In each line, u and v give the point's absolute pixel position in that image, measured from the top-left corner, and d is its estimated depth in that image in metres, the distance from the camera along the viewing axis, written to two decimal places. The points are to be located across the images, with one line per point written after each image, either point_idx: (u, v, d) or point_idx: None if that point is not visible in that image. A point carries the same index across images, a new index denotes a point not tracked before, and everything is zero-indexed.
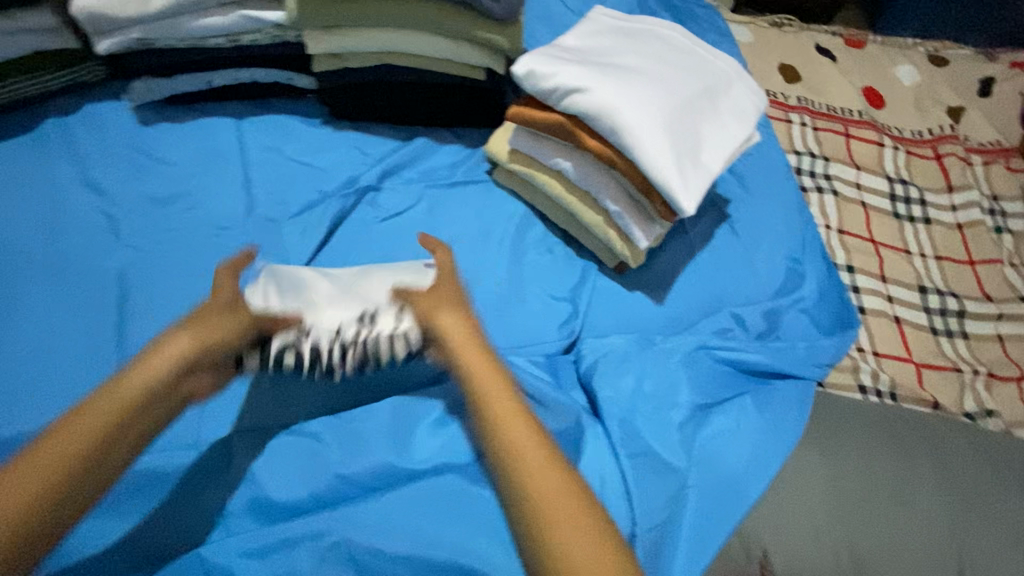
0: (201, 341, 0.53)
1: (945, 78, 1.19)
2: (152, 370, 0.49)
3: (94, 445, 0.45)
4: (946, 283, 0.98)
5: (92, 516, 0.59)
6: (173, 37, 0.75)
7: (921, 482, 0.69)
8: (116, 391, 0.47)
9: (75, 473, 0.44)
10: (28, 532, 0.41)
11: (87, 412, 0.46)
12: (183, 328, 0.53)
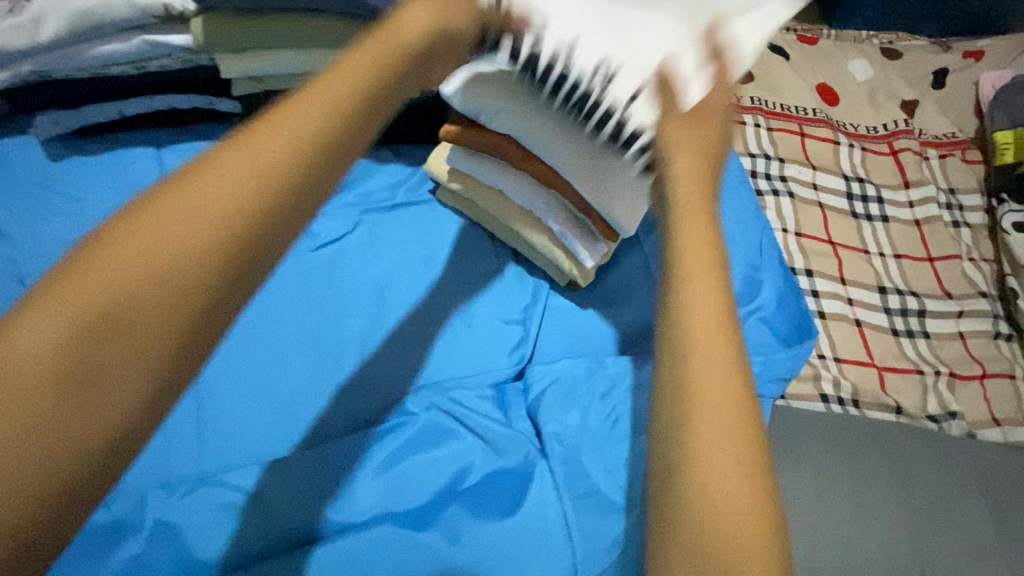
0: (294, 140, 0.36)
1: (899, 70, 1.17)
2: (207, 211, 0.32)
3: (135, 291, 0.30)
4: (906, 282, 0.97)
5: None
6: (73, 67, 0.69)
7: (879, 495, 0.67)
8: (172, 217, 0.32)
9: (158, 354, 0.30)
10: (59, 449, 0.28)
11: (138, 249, 0.31)
12: (267, 121, 0.37)
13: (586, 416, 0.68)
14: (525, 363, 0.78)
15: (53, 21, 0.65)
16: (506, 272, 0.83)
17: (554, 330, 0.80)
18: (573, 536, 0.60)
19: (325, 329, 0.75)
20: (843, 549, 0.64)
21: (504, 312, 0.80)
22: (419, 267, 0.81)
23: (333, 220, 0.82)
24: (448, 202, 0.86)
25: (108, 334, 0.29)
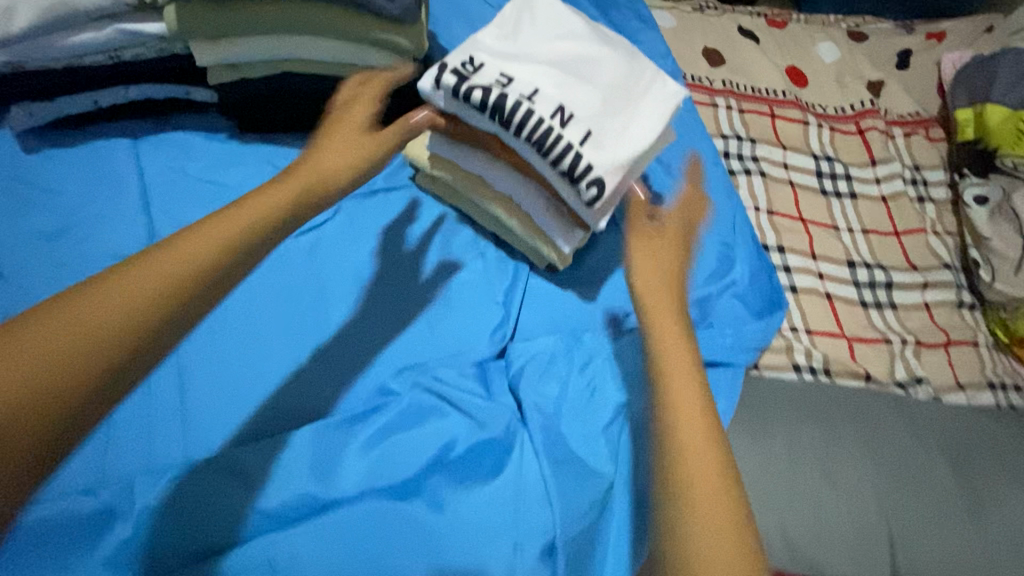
0: (235, 231, 0.46)
1: (865, 52, 1.20)
2: (171, 269, 0.41)
3: (114, 324, 0.38)
4: (874, 256, 1.00)
5: None
6: (46, 58, 0.70)
7: (848, 458, 0.70)
8: (135, 274, 0.40)
9: (98, 397, 0.37)
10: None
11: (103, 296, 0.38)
12: None
13: (564, 390, 0.71)
14: (506, 344, 0.78)
15: (25, 11, 0.66)
16: (487, 255, 0.85)
17: (536, 309, 0.82)
18: (553, 500, 0.63)
19: (307, 314, 0.76)
20: (816, 510, 0.66)
21: (485, 295, 0.82)
22: (398, 253, 0.83)
23: None
24: (427, 187, 0.87)
25: (109, 349, 0.37)
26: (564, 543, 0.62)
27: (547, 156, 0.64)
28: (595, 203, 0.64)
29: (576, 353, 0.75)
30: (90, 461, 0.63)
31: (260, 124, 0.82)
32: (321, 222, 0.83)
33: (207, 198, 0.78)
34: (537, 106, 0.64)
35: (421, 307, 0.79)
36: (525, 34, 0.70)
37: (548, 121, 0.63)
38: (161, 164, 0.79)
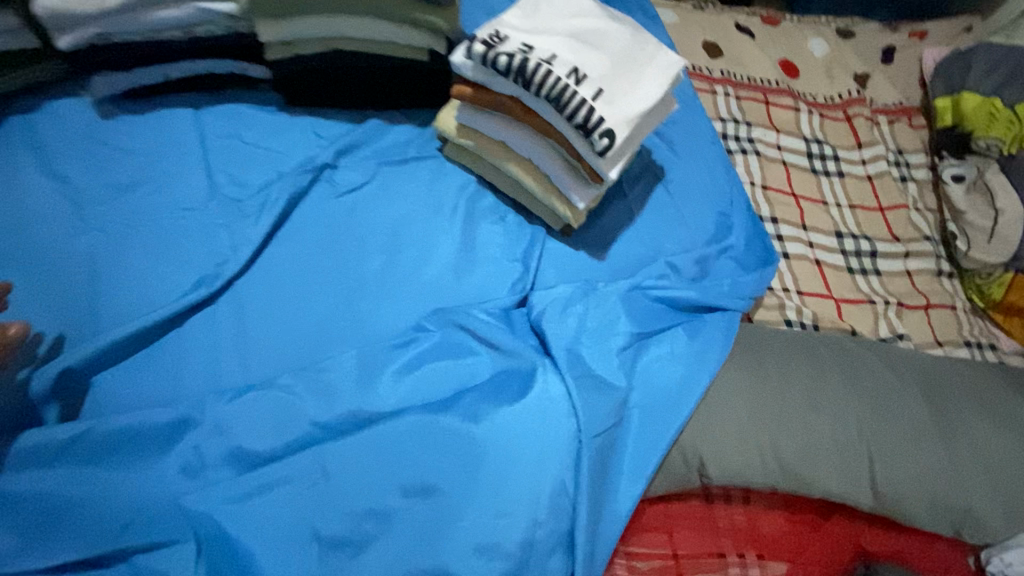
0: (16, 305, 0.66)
1: (852, 47, 1.31)
2: None
3: None
4: (859, 228, 1.09)
5: (67, 470, 0.62)
6: (131, 31, 0.81)
7: (832, 388, 0.78)
8: None
9: None
10: None
11: None
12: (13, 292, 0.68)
13: (583, 321, 0.78)
14: (525, 293, 0.85)
15: None
16: (507, 218, 0.93)
17: (552, 265, 0.90)
18: (577, 410, 0.70)
19: (347, 261, 0.84)
20: (802, 430, 0.74)
21: (505, 252, 0.89)
22: (428, 212, 0.90)
23: (352, 170, 0.91)
24: (454, 158, 0.96)
25: None
26: (588, 443, 0.68)
27: (565, 112, 0.73)
28: (607, 152, 0.73)
29: (592, 296, 0.81)
30: (163, 379, 0.71)
31: (306, 98, 0.93)
32: (359, 184, 0.90)
33: (259, 161, 0.88)
34: (556, 69, 0.74)
35: (448, 258, 0.87)
36: (544, 13, 0.80)
37: (565, 80, 0.73)
38: (220, 131, 0.89)
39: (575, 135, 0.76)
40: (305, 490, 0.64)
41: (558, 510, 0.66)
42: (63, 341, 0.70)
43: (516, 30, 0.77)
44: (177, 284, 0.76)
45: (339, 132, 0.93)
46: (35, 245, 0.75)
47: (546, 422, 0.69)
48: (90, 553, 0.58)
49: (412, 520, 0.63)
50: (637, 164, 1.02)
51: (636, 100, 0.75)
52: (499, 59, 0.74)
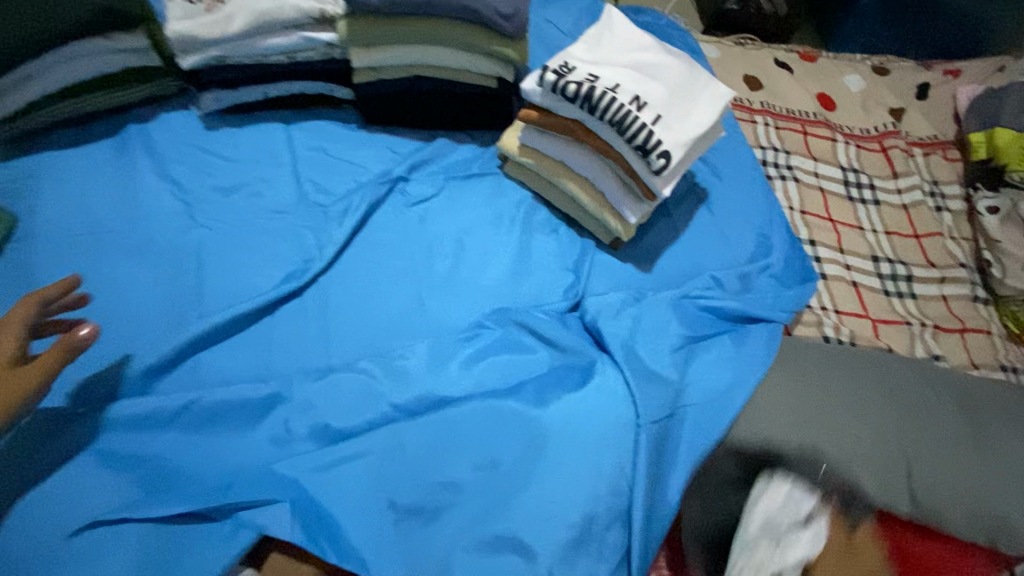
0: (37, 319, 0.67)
1: (888, 83, 1.37)
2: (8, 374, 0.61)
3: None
4: (895, 253, 1.14)
5: (175, 433, 0.69)
6: (244, 54, 0.91)
7: (868, 394, 0.82)
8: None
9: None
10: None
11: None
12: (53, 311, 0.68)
13: (636, 322, 0.85)
14: (579, 299, 0.92)
15: (241, 18, 0.87)
16: (560, 231, 1.00)
17: (603, 275, 0.96)
18: (635, 396, 0.76)
19: (417, 263, 0.92)
20: (845, 428, 0.78)
21: (559, 262, 0.96)
22: (490, 223, 0.98)
23: (421, 184, 1.00)
24: (513, 176, 1.04)
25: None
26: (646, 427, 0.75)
27: (626, 134, 0.82)
28: (662, 171, 0.82)
29: (642, 302, 0.89)
30: (256, 359, 0.79)
31: (383, 117, 1.02)
32: (428, 196, 0.99)
33: (341, 171, 0.98)
34: (620, 96, 0.82)
35: (509, 264, 0.94)
36: (606, 47, 0.89)
37: (628, 106, 0.82)
38: (307, 144, 0.99)
39: (633, 155, 0.84)
40: (382, 464, 0.70)
41: (615, 490, 0.71)
42: (173, 321, 0.79)
43: (583, 61, 0.86)
44: (271, 277, 0.85)
45: (411, 149, 1.02)
46: (149, 238, 0.85)
47: (604, 408, 0.75)
48: (197, 510, 0.63)
49: (485, 491, 0.69)
50: (681, 186, 1.09)
51: (691, 126, 0.83)
52: (567, 88, 0.83)
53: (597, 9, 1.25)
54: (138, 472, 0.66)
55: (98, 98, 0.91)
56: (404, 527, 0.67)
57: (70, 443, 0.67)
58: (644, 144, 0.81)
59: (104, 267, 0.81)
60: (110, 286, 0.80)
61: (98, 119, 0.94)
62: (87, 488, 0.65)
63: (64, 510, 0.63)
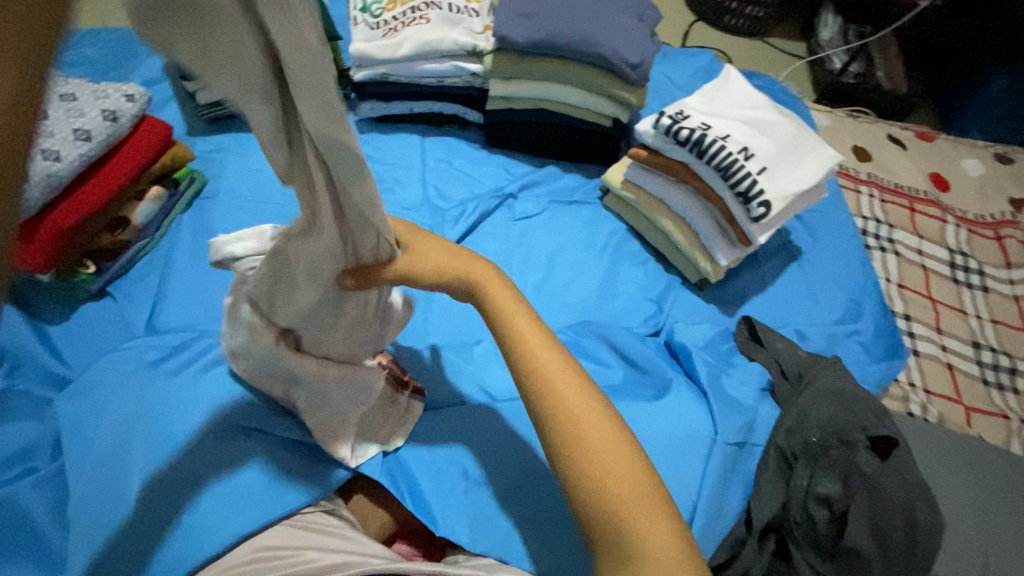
0: None
1: (1010, 172, 1.32)
2: None
3: None
4: (999, 343, 1.10)
5: None
6: (404, 74, 1.05)
7: (949, 484, 0.84)
8: None
9: None
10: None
11: None
12: None
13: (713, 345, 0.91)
14: (658, 328, 0.97)
15: (409, 44, 1.00)
16: (648, 264, 1.06)
17: (684, 312, 1.01)
18: (713, 411, 0.79)
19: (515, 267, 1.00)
20: None
21: (642, 293, 1.02)
22: (584, 247, 1.05)
23: (527, 202, 1.09)
24: (612, 208, 1.12)
25: None
26: (722, 447, 0.76)
27: (731, 182, 0.88)
28: (760, 219, 0.87)
29: (732, 345, 0.92)
30: None
31: (503, 141, 1.15)
32: (531, 215, 1.08)
33: (461, 182, 1.10)
34: (729, 146, 0.90)
35: (597, 287, 1.01)
36: (720, 99, 0.96)
37: (736, 156, 0.89)
38: (435, 156, 1.12)
39: (733, 200, 0.91)
40: (461, 435, 0.78)
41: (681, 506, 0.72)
42: None
43: (698, 111, 0.94)
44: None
45: (524, 172, 1.13)
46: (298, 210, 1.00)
47: (681, 420, 0.76)
48: (309, 436, 0.74)
49: (558, 474, 0.75)
50: (774, 241, 1.11)
51: (795, 184, 0.88)
52: (682, 133, 0.90)
53: (713, 69, 1.33)
54: (259, 396, 0.76)
55: None
56: (480, 498, 0.74)
57: (217, 361, 0.78)
58: (732, 215, 0.92)
59: (255, 233, 0.96)
60: None
61: None
62: (219, 398, 0.73)
63: (204, 412, 0.72)
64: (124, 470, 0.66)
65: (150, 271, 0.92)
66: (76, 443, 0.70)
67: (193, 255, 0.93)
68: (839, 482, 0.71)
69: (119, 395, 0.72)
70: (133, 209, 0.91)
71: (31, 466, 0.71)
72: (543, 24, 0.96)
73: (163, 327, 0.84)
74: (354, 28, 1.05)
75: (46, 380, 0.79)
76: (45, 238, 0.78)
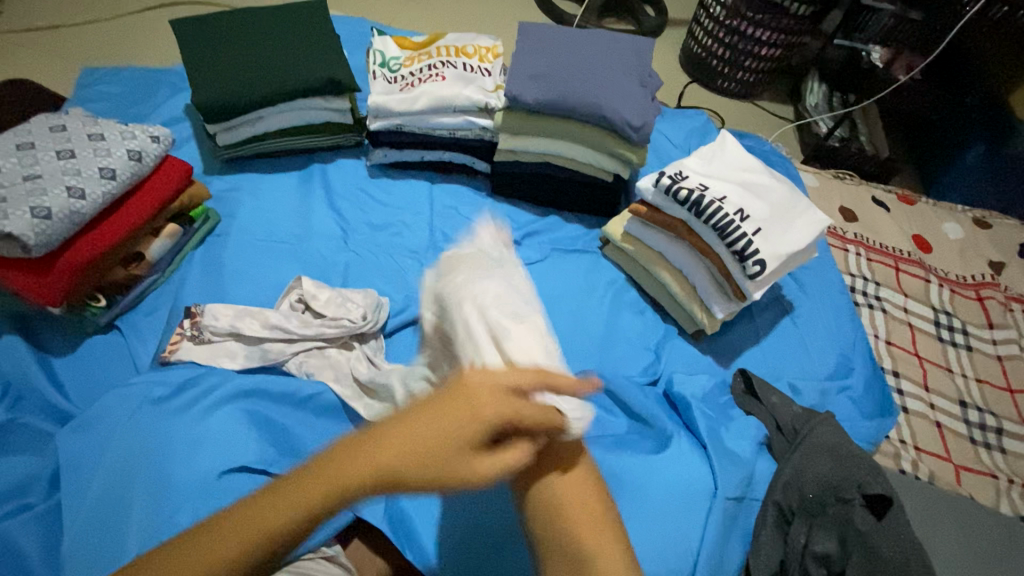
0: None
1: (989, 237, 1.39)
2: None
3: None
4: (985, 402, 1.13)
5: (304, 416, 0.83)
6: (418, 126, 1.10)
7: (944, 542, 0.85)
8: None
9: None
10: None
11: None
12: None
13: (711, 395, 0.93)
14: (655, 377, 1.00)
15: (424, 99, 1.05)
16: (646, 313, 1.10)
17: (679, 361, 1.04)
18: (713, 466, 0.80)
19: None
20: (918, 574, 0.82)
21: (641, 342, 1.05)
22: (584, 295, 1.09)
23: (529, 249, 1.14)
24: (610, 257, 1.16)
25: None
26: (722, 501, 0.77)
27: (728, 241, 0.92)
28: (756, 277, 0.91)
29: (729, 398, 0.94)
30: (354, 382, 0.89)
31: (508, 191, 1.20)
32: (533, 261, 1.12)
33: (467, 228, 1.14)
34: (726, 207, 0.94)
35: (596, 334, 1.04)
36: (716, 162, 1.02)
37: (732, 217, 0.93)
38: (444, 203, 1.17)
39: (730, 258, 0.94)
40: None
41: (681, 558, 0.72)
42: None
43: (695, 172, 0.99)
44: (390, 278, 1.03)
45: (527, 221, 1.19)
46: (307, 250, 1.04)
47: (679, 474, 0.78)
48: None
49: None
50: (767, 295, 1.15)
51: (789, 244, 0.92)
52: (680, 192, 0.95)
53: (708, 129, 1.41)
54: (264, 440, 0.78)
55: (298, 142, 1.15)
56: (482, 545, 0.72)
57: (224, 400, 0.79)
58: (730, 272, 0.96)
59: (266, 273, 0.99)
60: (268, 284, 0.98)
61: (293, 154, 1.18)
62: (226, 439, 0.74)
63: (210, 452, 0.72)
64: (126, 509, 0.66)
65: (159, 305, 0.94)
66: (74, 480, 0.70)
67: (205, 292, 0.95)
68: (836, 541, 0.74)
69: (121, 430, 0.72)
70: (149, 245, 0.91)
71: (24, 502, 0.70)
72: (552, 86, 1.02)
73: (170, 362, 0.84)
74: (373, 81, 1.11)
75: (45, 413, 0.79)
76: (63, 272, 0.80)
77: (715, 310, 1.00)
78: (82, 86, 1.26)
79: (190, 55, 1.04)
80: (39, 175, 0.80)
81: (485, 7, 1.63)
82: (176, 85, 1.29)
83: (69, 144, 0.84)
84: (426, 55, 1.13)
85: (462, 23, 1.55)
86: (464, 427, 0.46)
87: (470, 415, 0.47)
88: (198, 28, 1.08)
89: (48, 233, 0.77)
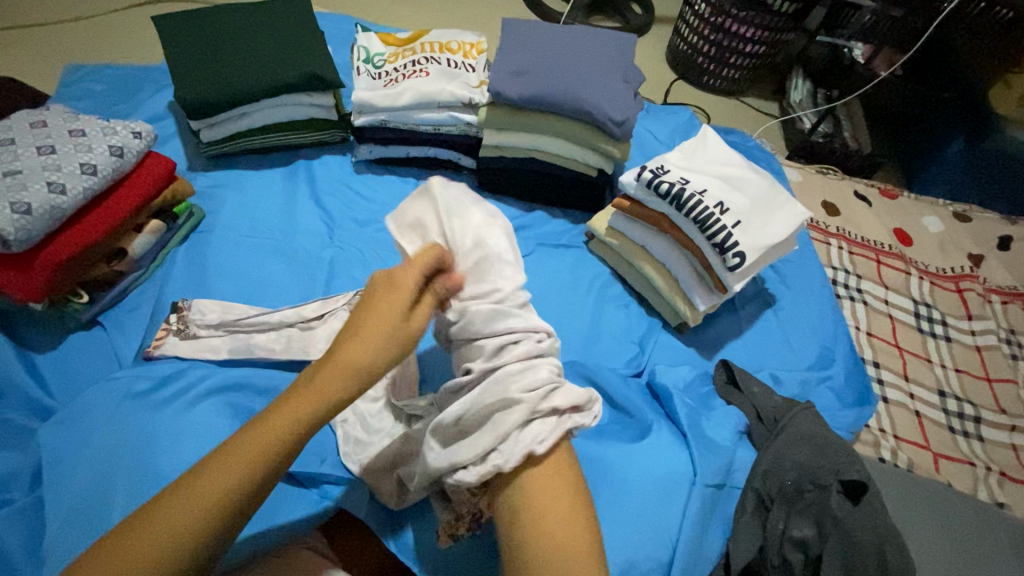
0: None
1: (968, 230, 1.41)
2: None
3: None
4: (963, 392, 1.15)
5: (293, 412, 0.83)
6: (402, 122, 1.10)
7: (922, 526, 0.87)
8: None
9: None
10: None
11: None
12: None
13: (692, 386, 0.94)
14: (639, 369, 1.01)
15: (409, 94, 1.06)
16: (631, 307, 1.11)
17: (663, 354, 1.05)
18: (693, 455, 0.81)
19: None
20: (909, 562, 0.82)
21: (625, 335, 1.06)
22: (569, 289, 1.10)
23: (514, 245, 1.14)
24: (595, 251, 1.17)
25: None
26: (700, 489, 0.78)
27: (708, 234, 0.94)
28: (735, 269, 0.92)
29: (711, 388, 0.96)
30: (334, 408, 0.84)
31: (493, 186, 1.20)
32: None
33: None
34: (706, 200, 0.95)
35: (581, 328, 1.05)
36: (698, 156, 1.03)
37: (712, 210, 0.94)
38: None
39: (710, 251, 0.96)
40: None
41: (662, 544, 0.73)
42: None
43: (676, 166, 1.00)
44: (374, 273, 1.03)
45: (513, 217, 1.19)
46: (293, 246, 1.04)
47: (660, 461, 0.79)
48: (296, 473, 0.76)
49: None
50: (750, 287, 1.17)
51: (768, 237, 0.94)
52: (663, 187, 0.96)
53: (692, 125, 1.43)
54: None
55: (282, 138, 1.15)
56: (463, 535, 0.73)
57: (207, 394, 0.80)
58: (712, 266, 0.97)
59: (250, 269, 0.99)
60: (252, 280, 0.98)
61: (278, 150, 1.18)
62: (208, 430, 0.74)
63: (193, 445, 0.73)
64: (108, 502, 0.67)
65: (143, 301, 0.93)
66: (54, 475, 0.70)
67: (188, 288, 0.95)
68: (813, 527, 0.75)
69: (105, 424, 0.72)
70: (131, 241, 0.92)
71: (7, 497, 0.71)
72: (536, 82, 1.03)
73: (154, 358, 0.84)
74: (357, 77, 1.12)
75: (28, 409, 0.79)
76: (44, 268, 0.80)
77: (697, 303, 1.01)
78: (63, 84, 1.25)
79: (172, 52, 1.04)
80: (19, 169, 0.80)
81: (471, 4, 1.64)
82: (159, 83, 1.29)
83: (50, 140, 0.84)
84: (411, 52, 1.14)
85: (446, 20, 1.56)
86: (397, 322, 0.53)
87: (399, 311, 0.53)
88: (181, 24, 1.07)
89: (28, 229, 0.77)
